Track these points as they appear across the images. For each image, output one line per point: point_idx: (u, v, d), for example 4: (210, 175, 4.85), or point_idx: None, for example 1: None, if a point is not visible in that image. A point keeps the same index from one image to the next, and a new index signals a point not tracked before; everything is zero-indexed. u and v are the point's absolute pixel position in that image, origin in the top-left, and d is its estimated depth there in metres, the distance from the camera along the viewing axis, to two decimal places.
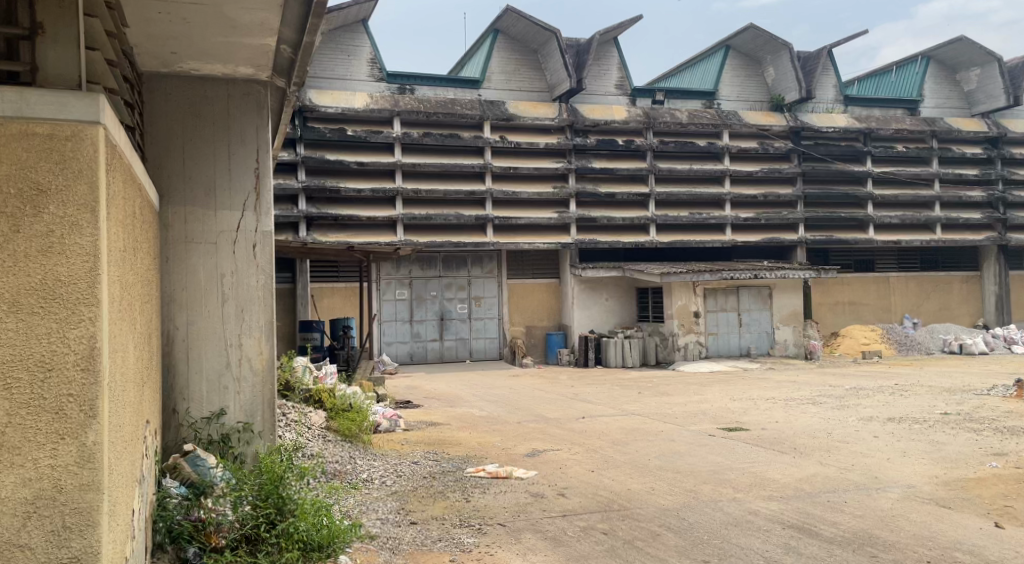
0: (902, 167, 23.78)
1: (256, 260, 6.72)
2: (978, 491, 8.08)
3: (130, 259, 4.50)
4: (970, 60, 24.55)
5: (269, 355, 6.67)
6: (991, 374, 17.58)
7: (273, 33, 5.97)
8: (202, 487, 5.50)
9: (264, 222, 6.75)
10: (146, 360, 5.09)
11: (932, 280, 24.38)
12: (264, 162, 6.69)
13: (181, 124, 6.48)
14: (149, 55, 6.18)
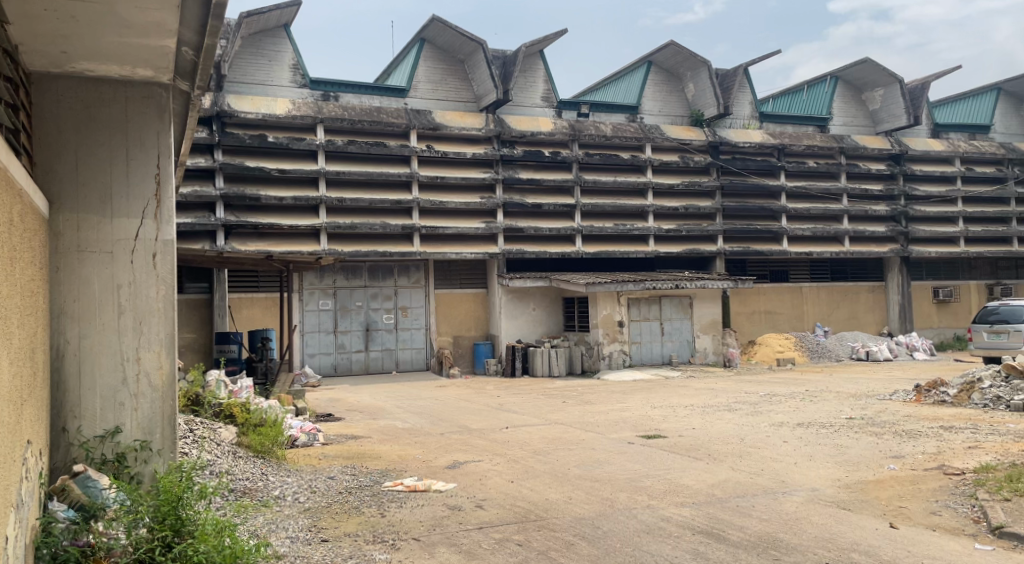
0: (813, 182, 24.75)
1: (156, 270, 6.69)
2: (876, 493, 8.56)
3: (4, 268, 4.49)
4: (875, 81, 25.74)
5: (169, 369, 6.64)
6: (894, 380, 18.46)
7: (171, 33, 6.03)
8: (92, 511, 5.54)
9: (164, 230, 6.73)
10: (24, 376, 5.00)
11: (843, 289, 25.41)
12: (165, 167, 6.72)
13: (73, 128, 6.45)
14: (38, 53, 6.13)
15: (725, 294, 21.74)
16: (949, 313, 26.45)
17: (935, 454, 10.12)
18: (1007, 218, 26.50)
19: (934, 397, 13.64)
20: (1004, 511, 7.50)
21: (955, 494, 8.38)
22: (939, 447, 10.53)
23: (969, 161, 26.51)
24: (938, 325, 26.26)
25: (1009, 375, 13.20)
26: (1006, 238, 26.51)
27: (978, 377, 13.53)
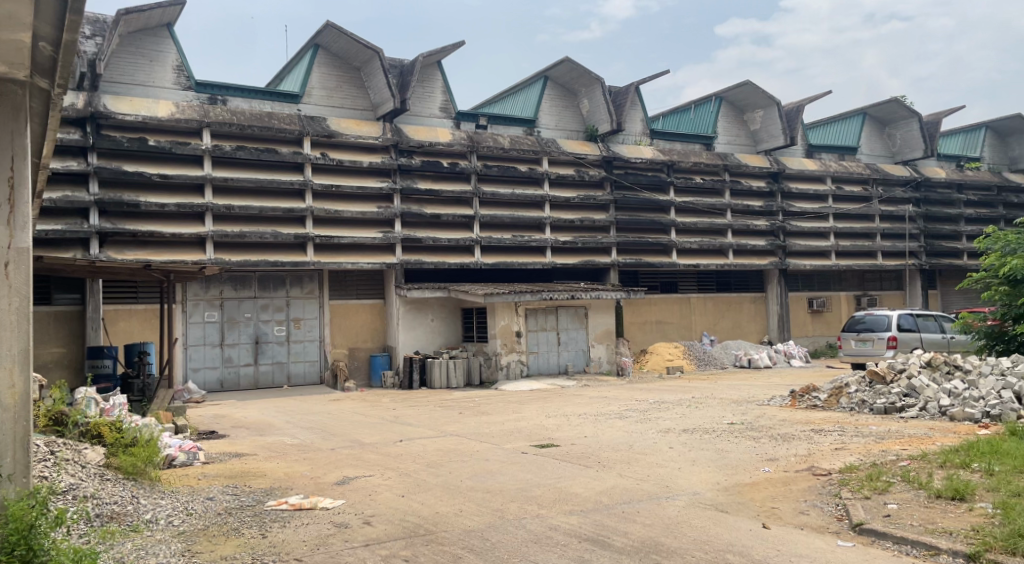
0: (700, 198, 25.72)
1: (7, 280, 6.42)
2: (751, 495, 9.02)
3: None
4: (756, 103, 27.02)
5: (22, 388, 6.38)
6: (773, 386, 19.34)
7: (26, 29, 5.91)
8: None
9: (18, 239, 6.50)
10: None
11: (726, 300, 26.48)
12: (19, 171, 6.51)
13: None
14: None
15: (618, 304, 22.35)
16: (822, 322, 27.98)
17: (806, 456, 10.71)
18: (872, 234, 28.21)
19: (806, 402, 14.22)
20: (864, 509, 8.03)
21: (822, 494, 8.90)
22: (810, 449, 11.15)
23: (840, 180, 28.08)
24: (812, 333, 27.71)
25: (872, 381, 13.90)
26: (871, 252, 28.20)
27: (845, 382, 14.21)
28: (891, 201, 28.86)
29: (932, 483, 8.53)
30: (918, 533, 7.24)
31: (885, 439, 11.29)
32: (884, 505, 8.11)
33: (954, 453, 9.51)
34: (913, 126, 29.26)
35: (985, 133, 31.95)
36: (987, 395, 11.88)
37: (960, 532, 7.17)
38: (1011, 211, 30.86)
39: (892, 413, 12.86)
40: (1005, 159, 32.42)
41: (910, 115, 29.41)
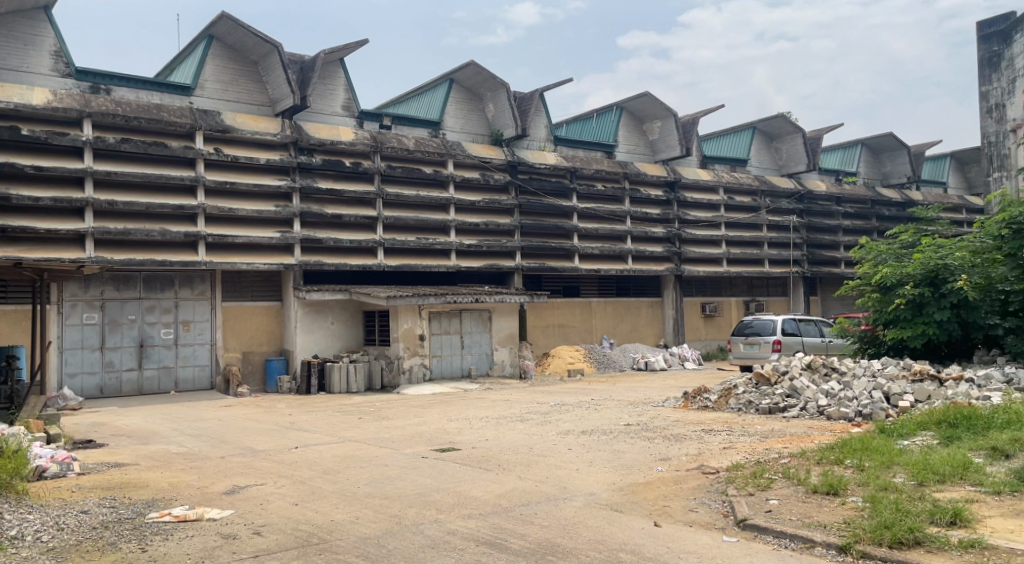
0: (601, 204, 26.25)
1: None
2: (645, 495, 9.27)
3: None
4: (654, 114, 27.81)
5: None
6: (669, 388, 19.88)
7: None
8: None
9: None
10: None
11: (625, 304, 27.11)
12: None
13: None
14: None
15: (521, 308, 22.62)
16: (713, 326, 29.02)
17: (695, 456, 11.10)
18: (761, 242, 29.43)
19: (697, 403, 14.67)
20: (749, 506, 8.38)
21: (711, 492, 9.25)
22: (700, 449, 11.55)
23: (730, 191, 29.15)
24: (705, 337, 28.70)
25: (758, 382, 14.43)
26: (759, 260, 29.43)
27: (734, 383, 14.76)
28: (778, 212, 30.18)
29: (810, 479, 9.00)
30: (796, 528, 7.59)
31: (769, 438, 11.81)
32: (766, 501, 8.51)
33: (830, 451, 10.04)
34: (797, 141, 30.69)
35: (861, 149, 33.83)
36: (860, 395, 12.58)
37: (834, 525, 7.56)
38: (883, 223, 32.81)
39: (777, 413, 13.44)
40: (879, 175, 34.43)
41: (795, 131, 30.79)
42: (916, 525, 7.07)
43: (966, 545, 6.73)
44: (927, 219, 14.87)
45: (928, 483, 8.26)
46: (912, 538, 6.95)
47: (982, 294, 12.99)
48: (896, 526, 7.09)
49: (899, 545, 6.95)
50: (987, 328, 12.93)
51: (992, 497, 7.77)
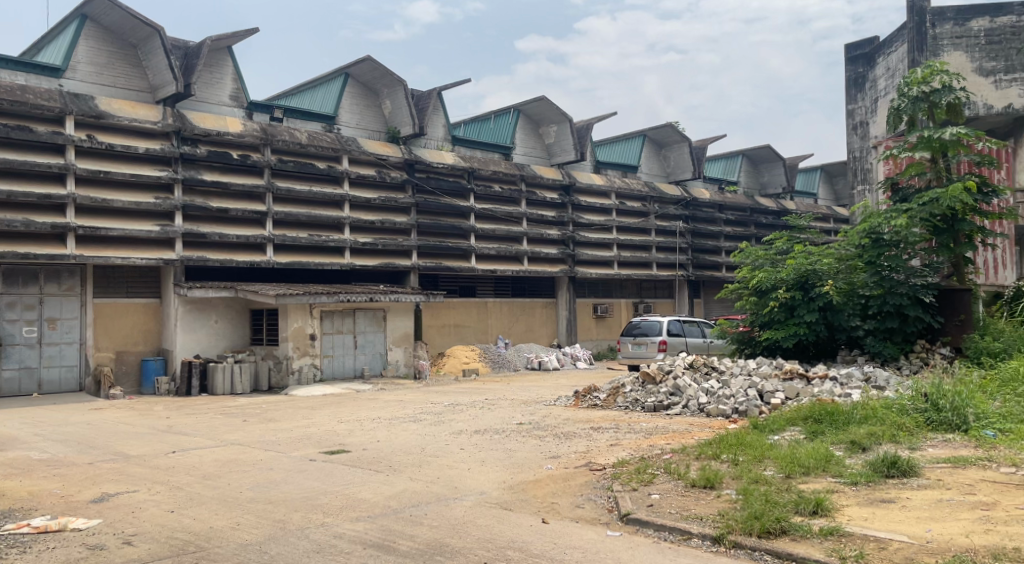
0: (497, 205, 26.54)
1: None
2: (534, 492, 9.31)
3: None
4: (550, 119, 28.30)
5: None
6: (560, 387, 20.28)
7: None
8: None
9: None
10: None
11: (520, 305, 27.50)
12: None
13: None
14: None
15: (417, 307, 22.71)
16: (604, 327, 29.84)
17: (584, 453, 11.35)
18: (649, 246, 30.47)
19: (587, 401, 15.02)
20: (633, 501, 8.60)
21: (596, 488, 9.45)
22: (588, 446, 11.75)
23: (622, 197, 29.97)
24: (596, 337, 29.45)
25: (644, 381, 14.87)
26: (647, 263, 30.44)
27: (621, 382, 15.19)
28: (665, 217, 31.29)
29: (689, 473, 9.45)
30: (675, 520, 7.84)
31: (653, 435, 12.23)
32: (648, 495, 8.82)
33: (708, 446, 10.56)
34: (684, 150, 31.83)
35: (741, 160, 35.38)
36: (736, 393, 13.14)
37: (709, 517, 7.83)
38: (761, 230, 34.49)
39: (660, 412, 13.90)
40: (757, 184, 36.08)
41: (682, 140, 31.91)
42: (783, 515, 7.34)
43: (826, 533, 7.00)
44: (800, 227, 15.72)
45: (795, 476, 8.73)
46: (779, 528, 7.21)
47: (845, 297, 13.79)
48: (764, 517, 7.34)
49: (767, 534, 7.20)
50: (850, 330, 13.72)
51: (851, 487, 8.07)
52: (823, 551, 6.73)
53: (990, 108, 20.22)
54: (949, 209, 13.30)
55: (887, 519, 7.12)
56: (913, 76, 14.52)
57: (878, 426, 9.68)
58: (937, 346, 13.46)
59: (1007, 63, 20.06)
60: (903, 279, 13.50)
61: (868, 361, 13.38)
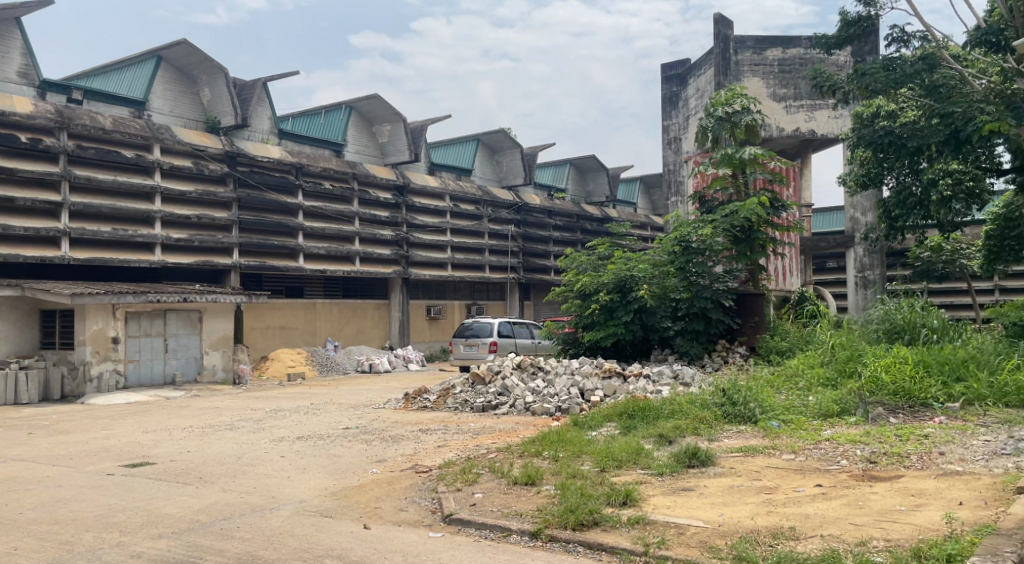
0: (327, 203, 25.98)
1: None
2: (356, 497, 8.85)
3: None
4: (382, 117, 28.15)
5: None
6: (389, 390, 20.21)
7: None
8: None
9: None
10: None
11: (351, 306, 27.14)
12: None
13: None
14: None
15: (237, 310, 22.09)
16: (437, 328, 30.10)
17: (411, 456, 10.78)
18: (482, 249, 31.04)
19: (417, 403, 15.02)
20: (457, 501, 8.40)
21: (422, 490, 9.08)
22: (415, 448, 11.31)
23: (456, 199, 30.30)
24: (428, 339, 29.63)
25: (473, 382, 14.97)
26: (480, 265, 31.04)
27: (451, 384, 15.26)
28: (498, 221, 31.94)
29: (512, 471, 9.38)
30: (495, 518, 7.82)
31: (480, 435, 12.12)
32: (472, 495, 8.65)
33: (531, 444, 10.75)
34: (515, 156, 32.73)
35: (568, 168, 36.63)
36: (560, 392, 13.65)
37: (528, 513, 7.92)
38: (587, 237, 35.94)
39: (488, 412, 14.02)
40: (583, 193, 37.54)
41: (513, 147, 32.71)
42: (595, 507, 7.58)
43: (634, 521, 7.33)
44: (620, 234, 16.56)
45: (609, 469, 9.18)
46: (591, 519, 7.44)
47: (658, 300, 14.67)
48: (579, 510, 7.55)
49: (581, 526, 7.39)
50: (661, 330, 14.58)
51: (657, 478, 8.61)
52: (630, 539, 6.98)
53: (782, 130, 22.17)
54: (745, 220, 14.38)
55: (687, 506, 7.61)
56: (717, 97, 15.64)
57: (682, 420, 10.43)
58: (736, 346, 14.60)
59: (796, 91, 22.19)
60: (708, 284, 14.52)
61: (678, 360, 14.30)
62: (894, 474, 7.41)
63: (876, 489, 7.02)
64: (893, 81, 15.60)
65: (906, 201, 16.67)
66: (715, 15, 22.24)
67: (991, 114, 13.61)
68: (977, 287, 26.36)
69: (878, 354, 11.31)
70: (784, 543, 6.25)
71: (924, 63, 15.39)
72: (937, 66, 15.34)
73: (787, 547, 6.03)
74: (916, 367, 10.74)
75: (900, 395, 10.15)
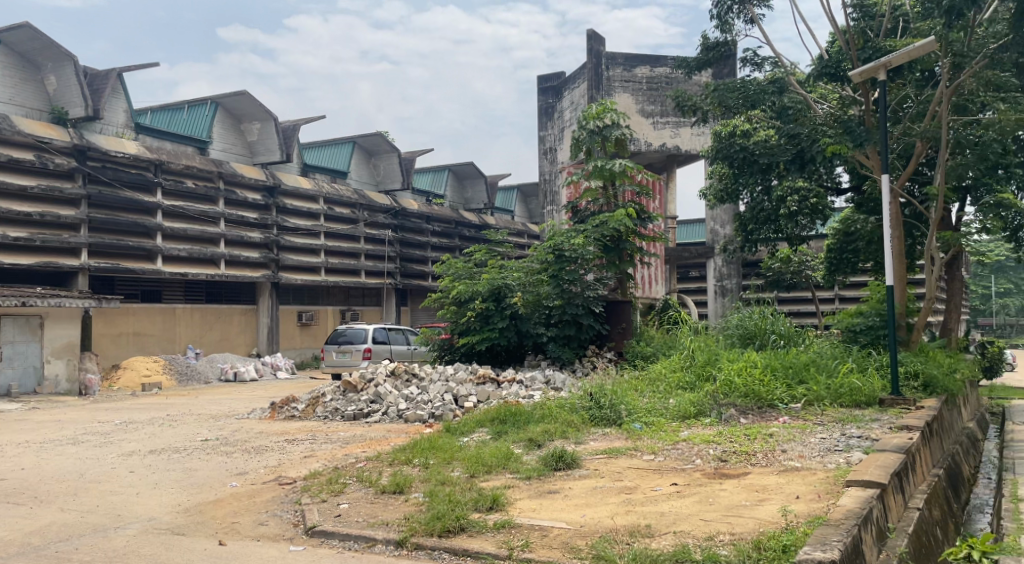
0: (189, 202, 24.66)
1: None
2: (212, 513, 8.54)
3: None
4: (252, 115, 27.30)
5: None
6: (254, 399, 19.64)
7: None
8: None
9: None
10: None
11: (215, 311, 26.09)
12: None
13: None
14: None
15: (85, 314, 20.74)
16: (308, 335, 29.48)
17: (274, 468, 10.49)
18: (357, 253, 30.68)
19: (284, 413, 14.64)
20: (320, 512, 8.21)
21: (284, 503, 8.84)
22: (280, 459, 11.00)
23: (330, 202, 29.72)
24: (298, 345, 28.96)
25: (346, 389, 14.71)
26: (355, 271, 30.69)
27: (321, 392, 14.90)
28: (374, 225, 31.67)
29: (381, 480, 9.21)
30: (361, 528, 7.65)
31: (348, 444, 11.91)
32: (337, 506, 8.44)
33: (401, 452, 10.58)
34: (392, 160, 32.55)
35: (447, 175, 36.77)
36: (434, 398, 13.62)
37: (395, 522, 7.79)
38: (464, 243, 36.12)
39: (359, 420, 13.80)
40: (461, 200, 37.78)
41: (390, 151, 32.53)
42: (462, 513, 7.57)
43: (500, 526, 7.36)
44: (496, 241, 16.55)
45: (478, 475, 9.17)
46: (458, 525, 7.42)
47: (532, 308, 14.86)
48: (446, 516, 7.51)
49: (448, 533, 7.36)
50: (535, 336, 14.74)
51: (525, 482, 8.71)
52: (495, 544, 7.00)
53: (650, 145, 22.91)
54: (615, 231, 14.85)
55: (550, 509, 7.69)
56: (588, 111, 16.00)
57: (552, 424, 10.59)
58: (605, 350, 15.02)
59: (662, 108, 22.98)
60: (580, 291, 14.76)
61: (550, 365, 14.55)
62: (741, 471, 7.77)
63: (725, 486, 7.33)
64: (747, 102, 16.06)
65: (758, 216, 18.28)
66: (588, 31, 22.81)
67: (833, 136, 14.29)
68: (820, 296, 27.87)
69: (731, 359, 11.87)
70: (641, 541, 6.42)
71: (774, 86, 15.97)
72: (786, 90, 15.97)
73: (643, 544, 6.20)
74: (765, 370, 11.30)
75: (751, 396, 10.66)
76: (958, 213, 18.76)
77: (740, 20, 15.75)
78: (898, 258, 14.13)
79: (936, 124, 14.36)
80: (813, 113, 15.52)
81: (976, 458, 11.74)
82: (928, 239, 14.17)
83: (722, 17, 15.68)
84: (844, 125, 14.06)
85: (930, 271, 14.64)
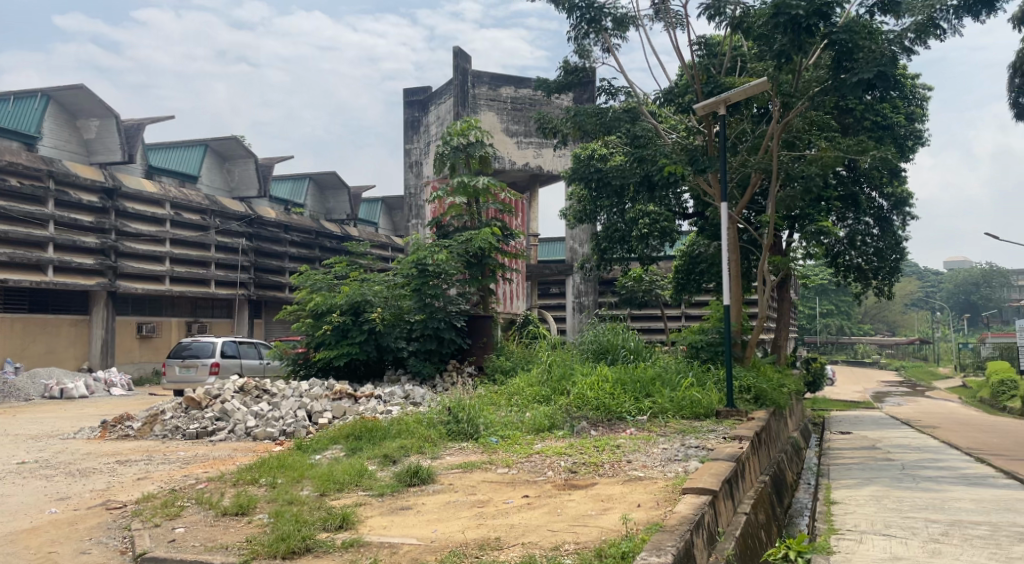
0: (13, 203, 22.92)
1: None
2: (24, 543, 7.79)
3: None
4: (90, 111, 25.67)
5: None
6: (81, 417, 18.32)
7: None
8: None
9: None
10: None
11: (40, 322, 24.16)
12: None
13: None
14: None
15: None
16: (148, 348, 27.82)
17: (102, 491, 9.71)
18: (207, 262, 29.35)
19: (117, 432, 13.65)
20: (150, 537, 7.63)
21: (111, 529, 8.19)
22: (110, 482, 10.22)
23: (177, 207, 28.33)
24: (138, 358, 27.31)
25: (188, 406, 13.90)
26: (205, 281, 29.35)
27: (160, 409, 14.00)
28: (226, 233, 30.36)
29: (222, 502, 8.66)
30: (196, 553, 7.12)
31: (189, 464, 11.23)
32: (171, 530, 7.87)
33: (247, 471, 10.02)
34: (248, 166, 31.60)
35: (307, 185, 36.05)
36: (286, 414, 13.00)
37: (235, 545, 7.30)
38: (324, 254, 35.35)
39: (203, 438, 13.05)
40: (322, 210, 37.13)
41: (247, 156, 31.49)
42: (308, 533, 7.17)
43: (348, 545, 7.03)
44: (356, 252, 16.11)
45: (328, 493, 8.77)
46: (304, 546, 7.02)
47: (392, 323, 14.64)
48: (291, 537, 7.09)
49: (293, 555, 6.95)
50: (395, 350, 14.44)
51: (377, 498, 8.40)
52: None
53: (513, 164, 23.23)
54: (479, 248, 14.86)
55: (402, 525, 7.45)
56: (453, 126, 15.93)
57: (408, 439, 10.34)
58: (465, 365, 14.92)
59: (526, 128, 23.34)
60: (442, 306, 14.74)
61: (411, 380, 14.29)
62: (590, 482, 7.78)
63: (573, 497, 7.31)
64: (603, 127, 16.22)
65: (613, 235, 18.78)
66: (454, 49, 22.74)
67: (678, 162, 14.73)
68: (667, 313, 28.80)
69: (585, 373, 12.00)
70: (488, 553, 6.24)
71: (627, 114, 16.28)
72: (637, 119, 16.15)
73: (491, 556, 6.04)
74: (615, 385, 11.43)
75: (602, 410, 10.76)
76: (787, 239, 19.88)
77: (597, 48, 16.13)
78: (735, 279, 14.72)
79: (769, 156, 15.13)
80: (662, 141, 15.77)
81: (801, 466, 12.32)
82: (762, 262, 14.85)
83: (580, 43, 16.02)
84: (689, 154, 14.59)
85: (763, 291, 15.29)
